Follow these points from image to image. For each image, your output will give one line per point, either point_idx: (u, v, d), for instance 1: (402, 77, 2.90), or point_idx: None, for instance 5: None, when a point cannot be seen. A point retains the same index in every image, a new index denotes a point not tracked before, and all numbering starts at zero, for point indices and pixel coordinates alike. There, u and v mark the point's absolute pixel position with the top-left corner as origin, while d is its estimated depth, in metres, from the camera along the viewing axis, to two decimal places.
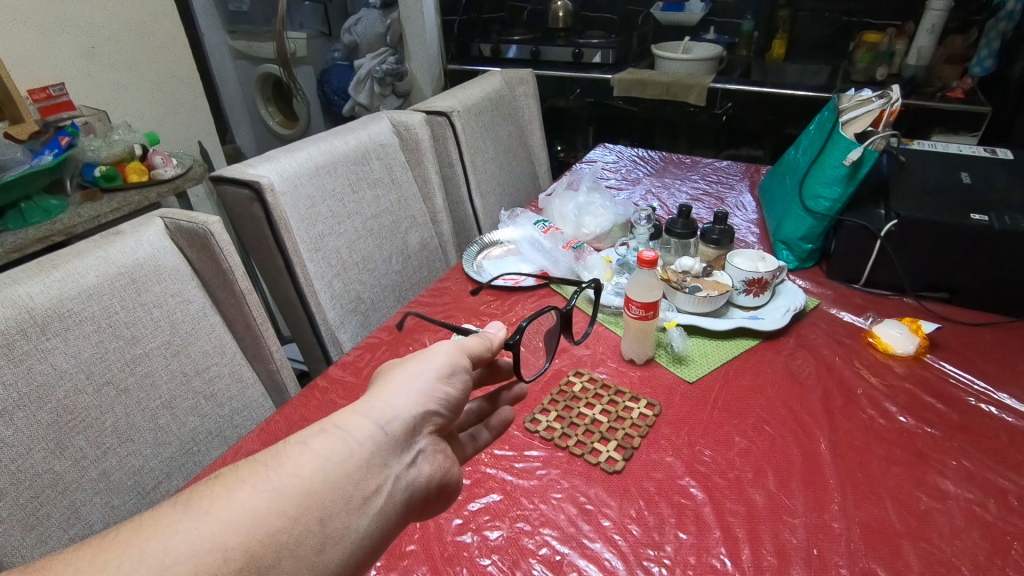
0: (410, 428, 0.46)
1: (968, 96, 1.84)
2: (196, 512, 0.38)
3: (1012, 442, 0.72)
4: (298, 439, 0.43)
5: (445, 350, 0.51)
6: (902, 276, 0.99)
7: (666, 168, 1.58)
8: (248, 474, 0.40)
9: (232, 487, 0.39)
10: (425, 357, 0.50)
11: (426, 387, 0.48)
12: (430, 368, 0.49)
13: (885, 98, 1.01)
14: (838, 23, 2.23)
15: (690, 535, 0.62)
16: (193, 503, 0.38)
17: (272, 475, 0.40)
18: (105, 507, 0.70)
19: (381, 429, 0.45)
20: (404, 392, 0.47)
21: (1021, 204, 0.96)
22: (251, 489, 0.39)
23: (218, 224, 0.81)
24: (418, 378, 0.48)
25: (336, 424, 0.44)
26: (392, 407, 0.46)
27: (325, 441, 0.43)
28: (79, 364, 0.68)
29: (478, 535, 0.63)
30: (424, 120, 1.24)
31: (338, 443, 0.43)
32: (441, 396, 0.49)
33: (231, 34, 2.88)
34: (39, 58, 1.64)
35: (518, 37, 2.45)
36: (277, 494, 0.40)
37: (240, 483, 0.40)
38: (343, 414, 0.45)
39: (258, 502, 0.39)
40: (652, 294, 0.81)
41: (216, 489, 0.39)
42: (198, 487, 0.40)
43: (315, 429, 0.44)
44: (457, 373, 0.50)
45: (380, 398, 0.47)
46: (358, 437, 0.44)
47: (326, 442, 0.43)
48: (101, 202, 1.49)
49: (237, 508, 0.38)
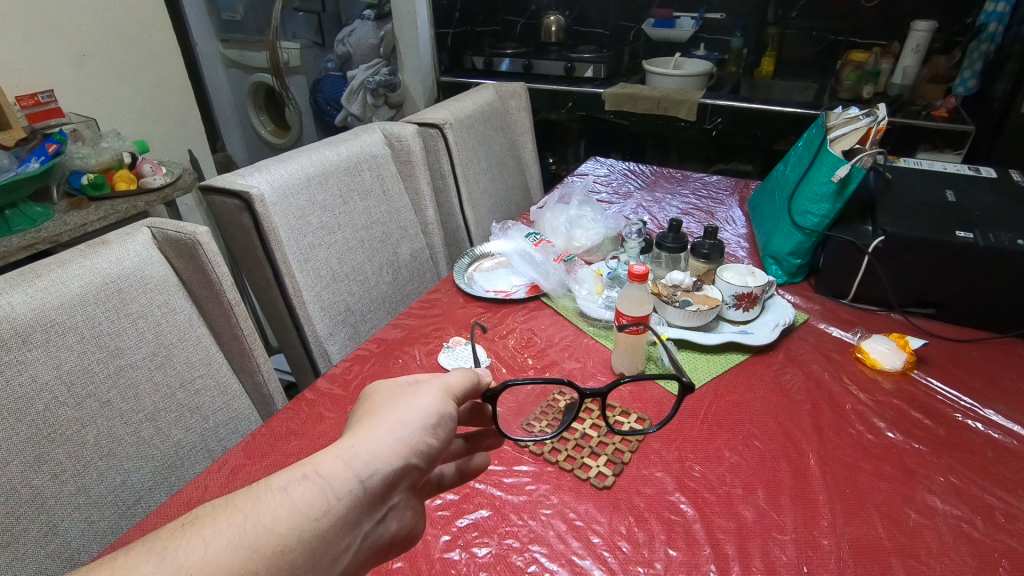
0: (390, 481, 0.45)
1: (953, 114, 1.87)
2: (167, 566, 0.36)
3: (1000, 459, 0.72)
4: (278, 484, 0.42)
5: (432, 398, 0.50)
6: (890, 292, 1.00)
7: (656, 182, 1.59)
8: (226, 525, 0.39)
9: (209, 538, 0.38)
10: (410, 403, 0.49)
11: (410, 438, 0.47)
12: (417, 416, 0.48)
13: (871, 116, 1.02)
14: (825, 41, 2.28)
15: (680, 552, 0.62)
16: (167, 555, 0.37)
17: (249, 527, 0.39)
18: (84, 523, 0.68)
19: (361, 483, 0.44)
20: (389, 441, 0.46)
21: (1004, 222, 0.97)
22: (226, 544, 0.38)
23: (206, 234, 0.81)
24: (405, 427, 0.47)
25: (318, 471, 0.43)
26: (374, 459, 0.45)
27: (306, 490, 0.42)
28: (61, 375, 0.67)
29: (466, 552, 0.62)
30: (416, 132, 1.24)
31: (317, 494, 0.42)
32: (425, 448, 0.48)
33: (224, 43, 2.87)
34: (28, 65, 1.62)
35: (510, 51, 2.47)
36: (252, 551, 0.39)
37: (216, 534, 0.39)
38: (324, 460, 0.44)
39: (231, 559, 0.38)
40: (642, 309, 0.82)
41: (192, 541, 0.38)
42: (174, 533, 0.39)
43: (297, 475, 0.43)
44: (442, 425, 0.49)
45: (363, 444, 0.45)
46: (339, 492, 0.43)
47: (306, 493, 0.42)
48: (88, 210, 1.48)
49: (210, 562, 0.37)
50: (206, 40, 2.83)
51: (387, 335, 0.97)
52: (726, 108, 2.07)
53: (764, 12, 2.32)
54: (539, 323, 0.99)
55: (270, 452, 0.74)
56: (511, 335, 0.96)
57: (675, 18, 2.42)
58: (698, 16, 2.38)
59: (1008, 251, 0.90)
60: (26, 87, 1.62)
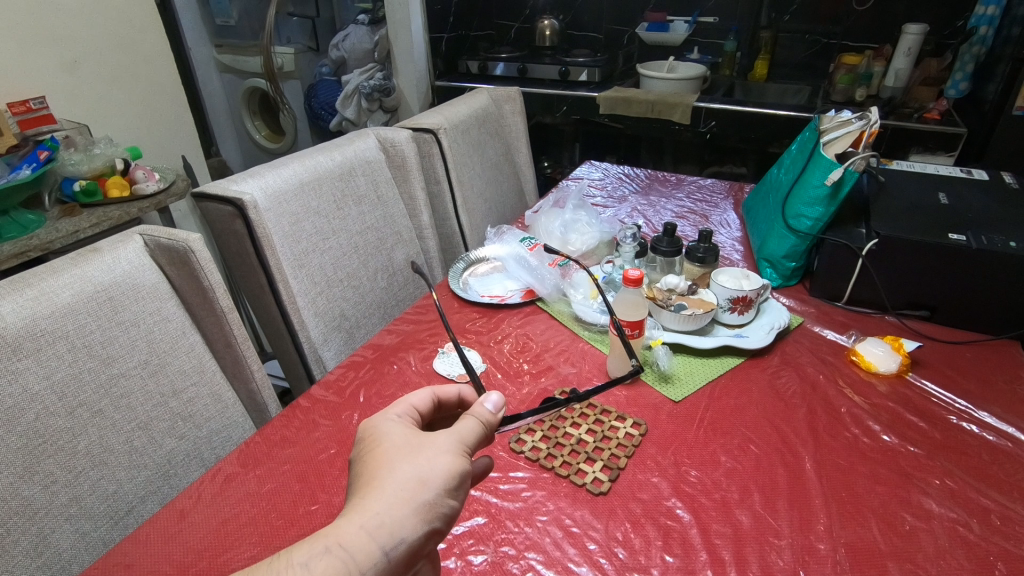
0: (413, 547, 0.46)
1: (945, 117, 1.88)
2: None
3: (994, 460, 0.73)
4: (300, 559, 0.42)
5: (450, 455, 0.49)
6: (883, 294, 1.01)
7: (651, 185, 1.59)
8: None
9: None
10: (429, 462, 0.48)
11: (431, 502, 0.47)
12: (437, 478, 0.48)
13: (864, 119, 1.04)
14: (817, 44, 2.29)
15: (677, 557, 0.62)
16: None
17: None
18: (76, 534, 0.67)
19: (385, 555, 0.44)
20: (410, 508, 0.46)
21: (996, 223, 0.98)
22: None
23: (199, 241, 0.80)
24: (425, 490, 0.47)
25: (341, 543, 0.43)
26: (398, 528, 0.45)
27: (328, 565, 0.42)
28: (52, 385, 0.66)
29: (462, 560, 0.62)
30: (411, 137, 1.24)
31: (340, 568, 0.42)
32: (445, 510, 0.48)
33: (217, 48, 2.87)
34: (21, 72, 1.61)
35: (505, 55, 2.49)
36: None
37: None
38: (347, 530, 0.44)
39: None
40: (638, 313, 0.82)
41: None
42: None
43: (319, 547, 0.43)
44: (461, 483, 0.49)
45: (386, 513, 0.45)
46: (362, 566, 0.43)
47: (328, 567, 0.42)
48: (80, 216, 1.46)
49: None
50: (200, 44, 2.83)
51: (382, 341, 0.96)
52: (720, 111, 2.08)
53: (757, 16, 2.34)
54: (534, 328, 0.99)
55: (264, 460, 0.73)
56: (506, 341, 0.96)
57: (669, 22, 2.43)
58: (692, 19, 2.39)
59: (1001, 254, 0.90)
60: (19, 94, 1.62)
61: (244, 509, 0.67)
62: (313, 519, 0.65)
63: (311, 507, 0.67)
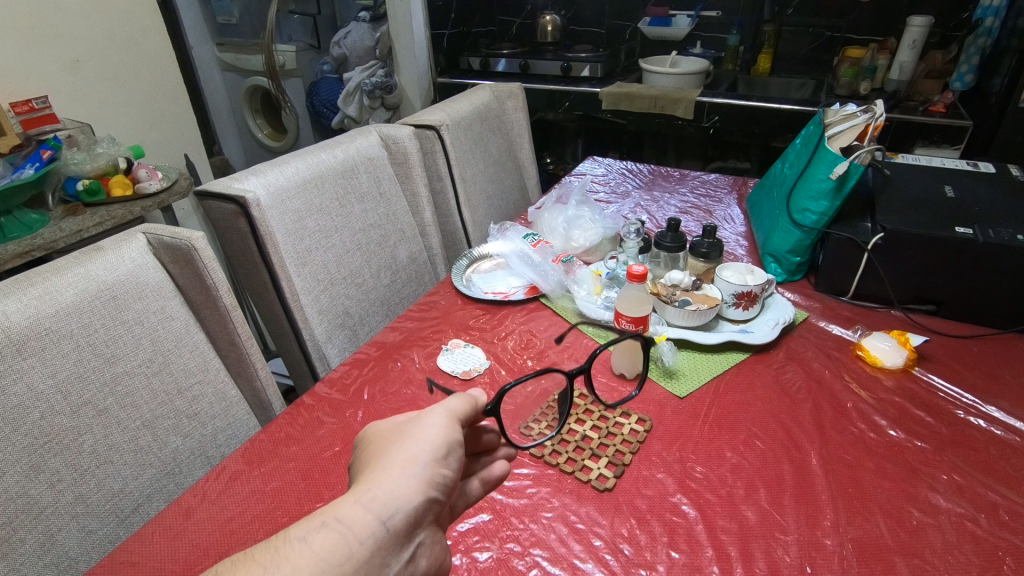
0: (411, 517, 0.45)
1: (950, 110, 1.87)
2: None
3: (1002, 455, 0.72)
4: (297, 534, 0.42)
5: (438, 426, 0.50)
6: (889, 288, 1.00)
7: (654, 180, 1.58)
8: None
9: None
10: (418, 436, 0.49)
11: (424, 472, 0.47)
12: (426, 450, 0.48)
13: (869, 113, 1.03)
14: (821, 38, 2.27)
15: (682, 553, 0.62)
16: None
17: None
18: (82, 533, 0.67)
19: (383, 525, 0.44)
20: (403, 479, 0.46)
21: (1003, 217, 0.97)
22: None
23: (202, 239, 0.80)
24: (415, 463, 0.47)
25: (338, 518, 0.43)
26: (393, 498, 0.45)
27: (325, 538, 0.42)
28: (56, 384, 0.66)
29: (467, 557, 0.62)
30: (413, 133, 1.24)
31: (337, 540, 0.42)
32: (440, 479, 0.47)
33: (219, 47, 2.88)
34: (24, 72, 1.62)
35: (507, 50, 2.47)
36: None
37: None
38: (344, 506, 0.44)
39: None
40: (641, 309, 0.81)
41: None
42: None
43: (316, 523, 0.43)
44: (452, 453, 0.49)
45: (380, 486, 0.45)
46: (360, 536, 0.43)
47: (326, 540, 0.42)
48: (84, 215, 1.46)
49: None
50: (201, 43, 2.83)
51: (386, 338, 0.96)
52: (724, 106, 2.06)
53: (760, 10, 2.33)
54: (539, 324, 0.99)
55: (268, 458, 0.73)
56: (510, 337, 0.96)
57: (671, 16, 2.42)
58: (694, 14, 2.38)
59: (1008, 246, 0.90)
60: (22, 93, 1.62)
61: (250, 506, 0.67)
62: None
63: (316, 505, 0.67)
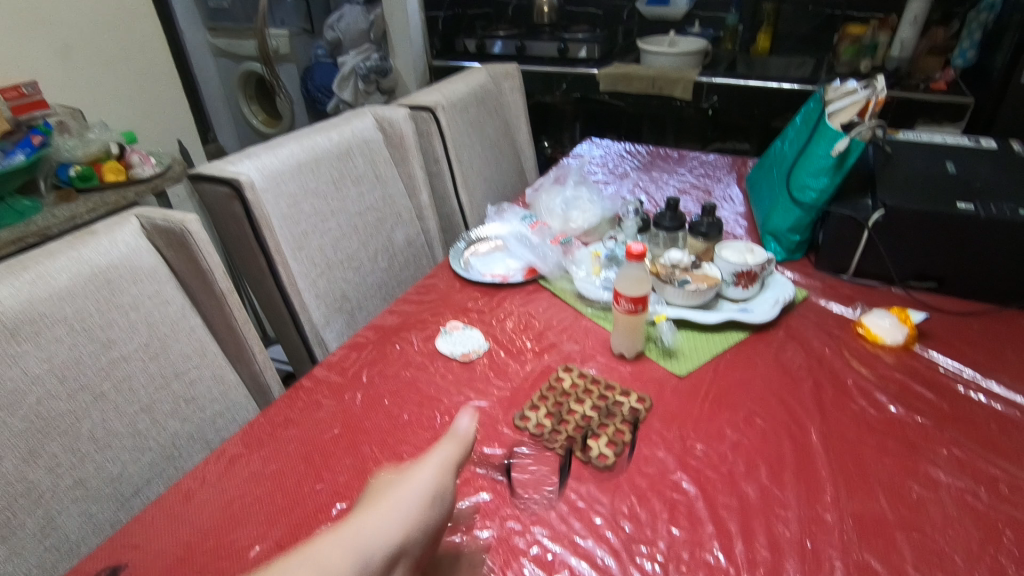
0: (390, 562, 0.43)
1: (951, 87, 1.85)
2: None
3: (1002, 430, 0.72)
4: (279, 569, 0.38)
5: (429, 476, 0.49)
6: (890, 266, 0.99)
7: (653, 162, 1.57)
8: None
9: None
10: (408, 485, 0.48)
11: (411, 518, 0.46)
12: (415, 496, 0.47)
13: (871, 89, 0.99)
14: (822, 16, 2.24)
15: (683, 530, 0.62)
16: None
17: None
18: (82, 516, 0.68)
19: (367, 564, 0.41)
20: (390, 522, 0.44)
21: (1005, 192, 0.96)
22: None
23: (196, 222, 0.79)
24: (402, 509, 0.46)
25: (322, 553, 0.40)
26: (379, 538, 0.43)
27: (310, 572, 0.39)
28: (52, 369, 0.66)
29: (468, 535, 0.61)
30: (408, 115, 1.22)
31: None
32: (423, 525, 0.47)
33: (212, 32, 2.84)
34: (12, 58, 1.60)
35: (503, 33, 2.45)
36: None
37: None
38: (328, 542, 0.41)
39: None
40: (641, 288, 0.80)
41: None
42: None
43: (298, 557, 0.39)
44: (439, 501, 0.49)
45: (367, 527, 0.43)
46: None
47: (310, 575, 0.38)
48: (77, 202, 1.45)
49: None
50: (193, 28, 2.79)
51: (384, 321, 0.96)
52: (722, 86, 2.08)
53: None
54: (537, 306, 0.98)
55: (268, 441, 0.73)
56: (509, 319, 0.95)
57: None
58: None
59: (1009, 222, 0.89)
60: (12, 79, 1.60)
61: (250, 488, 0.67)
62: (319, 499, 0.66)
63: (317, 487, 0.67)
